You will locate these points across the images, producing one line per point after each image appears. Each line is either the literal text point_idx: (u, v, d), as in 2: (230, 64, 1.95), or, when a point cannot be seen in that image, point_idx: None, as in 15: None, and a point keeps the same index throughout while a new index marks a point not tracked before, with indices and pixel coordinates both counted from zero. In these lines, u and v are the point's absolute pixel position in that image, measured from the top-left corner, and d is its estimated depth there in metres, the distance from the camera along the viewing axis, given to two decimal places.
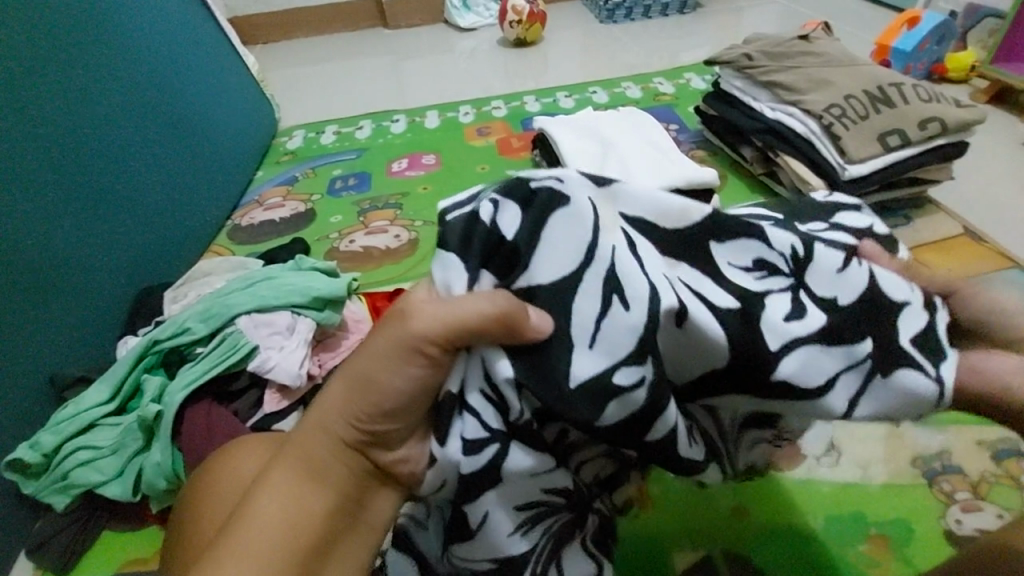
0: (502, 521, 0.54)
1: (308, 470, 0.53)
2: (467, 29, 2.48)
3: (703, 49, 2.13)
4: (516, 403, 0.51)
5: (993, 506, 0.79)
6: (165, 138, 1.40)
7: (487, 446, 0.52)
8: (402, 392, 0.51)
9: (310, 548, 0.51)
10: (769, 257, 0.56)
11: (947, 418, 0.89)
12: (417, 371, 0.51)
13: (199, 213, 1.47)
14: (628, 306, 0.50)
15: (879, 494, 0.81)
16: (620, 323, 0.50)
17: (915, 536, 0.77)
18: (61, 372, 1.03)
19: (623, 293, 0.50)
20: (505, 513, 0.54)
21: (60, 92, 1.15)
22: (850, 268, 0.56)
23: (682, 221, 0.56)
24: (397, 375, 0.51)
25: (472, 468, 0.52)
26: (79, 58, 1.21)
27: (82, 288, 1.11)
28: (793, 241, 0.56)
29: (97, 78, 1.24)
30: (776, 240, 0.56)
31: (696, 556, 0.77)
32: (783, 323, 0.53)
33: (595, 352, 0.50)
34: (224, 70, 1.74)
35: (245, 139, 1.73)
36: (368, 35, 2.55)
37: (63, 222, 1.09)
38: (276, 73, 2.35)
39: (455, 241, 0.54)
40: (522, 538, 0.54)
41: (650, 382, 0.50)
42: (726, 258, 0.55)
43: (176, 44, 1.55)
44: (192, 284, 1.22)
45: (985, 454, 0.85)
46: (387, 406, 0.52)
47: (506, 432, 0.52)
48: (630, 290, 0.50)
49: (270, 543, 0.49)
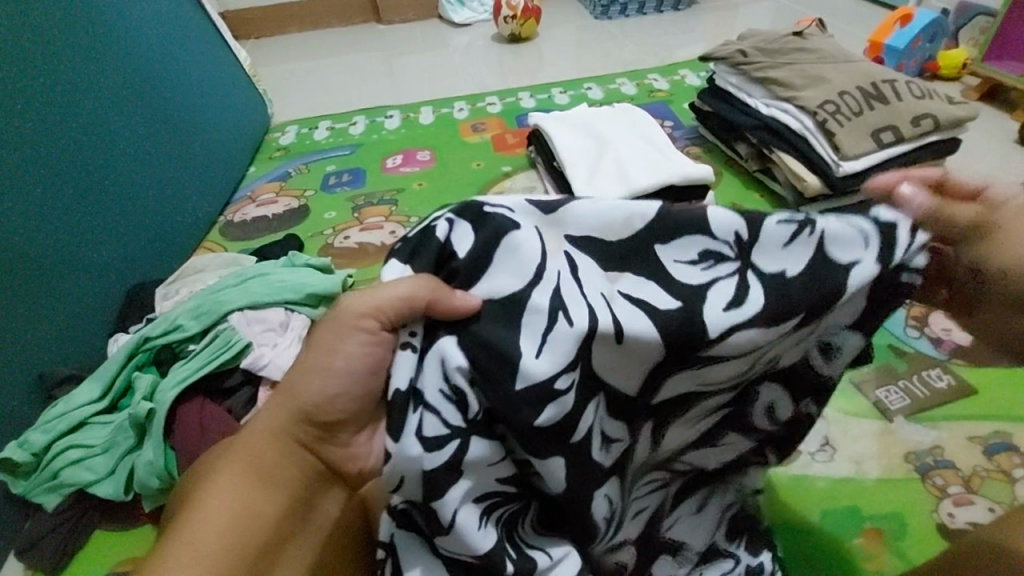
0: (472, 516, 0.54)
1: (252, 468, 0.58)
2: (462, 24, 2.46)
3: (698, 46, 2.13)
4: (473, 401, 0.52)
5: (985, 499, 0.80)
6: (156, 134, 1.39)
7: (447, 442, 0.52)
8: (336, 378, 0.56)
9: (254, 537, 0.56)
10: (713, 247, 0.56)
11: (940, 413, 0.90)
12: (352, 354, 0.55)
13: (192, 210, 1.46)
14: (572, 324, 0.51)
15: (873, 489, 0.82)
16: (563, 337, 0.51)
17: (909, 530, 0.77)
18: (51, 371, 1.01)
19: (568, 312, 0.52)
20: (472, 507, 0.54)
21: (48, 87, 1.13)
22: (798, 242, 0.56)
23: (627, 229, 0.56)
24: (334, 362, 0.56)
25: (435, 464, 0.51)
26: (68, 53, 1.19)
27: (72, 285, 1.10)
28: (736, 228, 0.56)
29: (86, 73, 1.23)
30: (718, 230, 0.56)
31: None
32: (723, 314, 0.54)
33: (542, 360, 0.51)
34: (216, 65, 1.72)
35: (238, 135, 1.72)
36: (361, 30, 2.54)
37: (52, 219, 1.08)
38: (268, 69, 2.33)
39: (407, 252, 0.56)
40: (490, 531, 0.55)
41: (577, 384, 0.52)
42: (672, 256, 0.56)
43: (166, 38, 1.53)
44: (184, 281, 1.21)
45: (977, 448, 0.85)
46: (325, 394, 0.57)
47: (466, 429, 0.52)
48: (573, 311, 0.52)
49: (214, 535, 0.55)
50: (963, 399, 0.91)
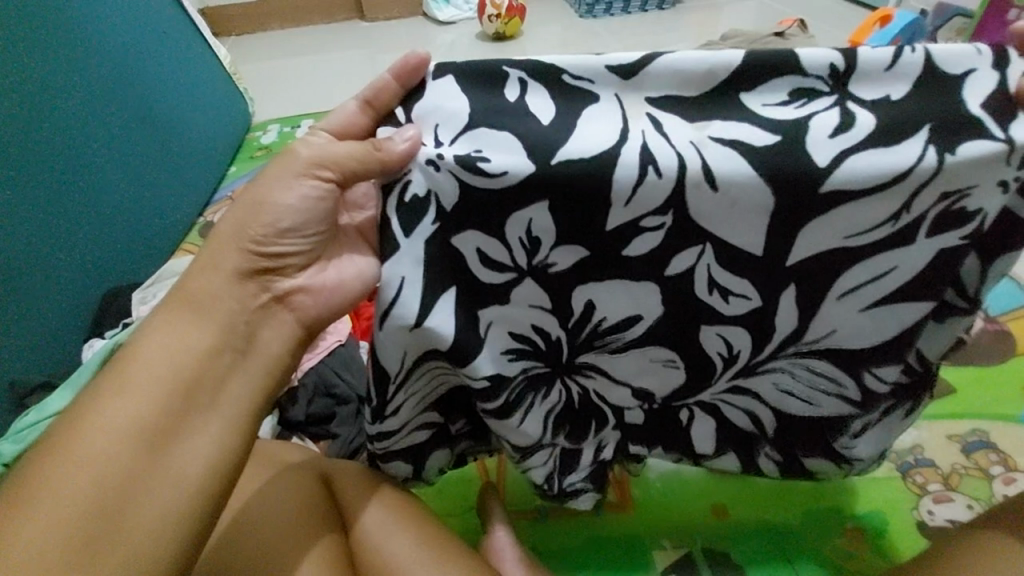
0: (496, 342, 0.61)
1: (195, 306, 0.53)
2: (446, 22, 2.44)
3: (683, 46, 2.13)
4: (519, 234, 0.55)
5: (964, 496, 0.81)
6: (132, 133, 1.36)
7: (505, 272, 0.58)
8: (294, 206, 0.55)
9: (193, 382, 0.50)
10: (807, 85, 0.52)
11: (919, 412, 0.91)
12: (308, 187, 0.56)
13: (169, 211, 1.43)
14: (661, 175, 0.52)
15: (855, 487, 0.82)
16: (654, 189, 0.52)
17: (889, 527, 0.78)
18: (20, 379, 0.98)
19: (658, 165, 0.52)
20: (500, 334, 0.61)
21: (19, 84, 1.09)
22: (900, 59, 0.51)
23: (705, 83, 0.52)
24: (288, 192, 0.55)
25: (490, 278, 0.58)
26: (38, 48, 1.15)
27: (45, 291, 1.07)
28: (831, 59, 0.51)
29: (58, 70, 1.19)
30: (812, 64, 0.52)
31: (677, 554, 0.78)
32: (829, 138, 0.51)
33: (628, 207, 0.53)
34: (193, 61, 1.68)
35: (216, 133, 1.69)
36: (344, 28, 2.50)
37: (24, 222, 1.05)
38: (248, 66, 2.29)
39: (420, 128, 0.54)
40: (508, 361, 0.63)
41: (668, 228, 0.55)
42: (760, 102, 0.52)
43: (142, 34, 1.49)
44: (161, 285, 1.19)
45: (955, 446, 0.86)
46: (283, 224, 0.56)
47: (524, 270, 0.58)
48: (663, 161, 0.51)
49: (161, 372, 0.49)
50: (942, 397, 0.93)
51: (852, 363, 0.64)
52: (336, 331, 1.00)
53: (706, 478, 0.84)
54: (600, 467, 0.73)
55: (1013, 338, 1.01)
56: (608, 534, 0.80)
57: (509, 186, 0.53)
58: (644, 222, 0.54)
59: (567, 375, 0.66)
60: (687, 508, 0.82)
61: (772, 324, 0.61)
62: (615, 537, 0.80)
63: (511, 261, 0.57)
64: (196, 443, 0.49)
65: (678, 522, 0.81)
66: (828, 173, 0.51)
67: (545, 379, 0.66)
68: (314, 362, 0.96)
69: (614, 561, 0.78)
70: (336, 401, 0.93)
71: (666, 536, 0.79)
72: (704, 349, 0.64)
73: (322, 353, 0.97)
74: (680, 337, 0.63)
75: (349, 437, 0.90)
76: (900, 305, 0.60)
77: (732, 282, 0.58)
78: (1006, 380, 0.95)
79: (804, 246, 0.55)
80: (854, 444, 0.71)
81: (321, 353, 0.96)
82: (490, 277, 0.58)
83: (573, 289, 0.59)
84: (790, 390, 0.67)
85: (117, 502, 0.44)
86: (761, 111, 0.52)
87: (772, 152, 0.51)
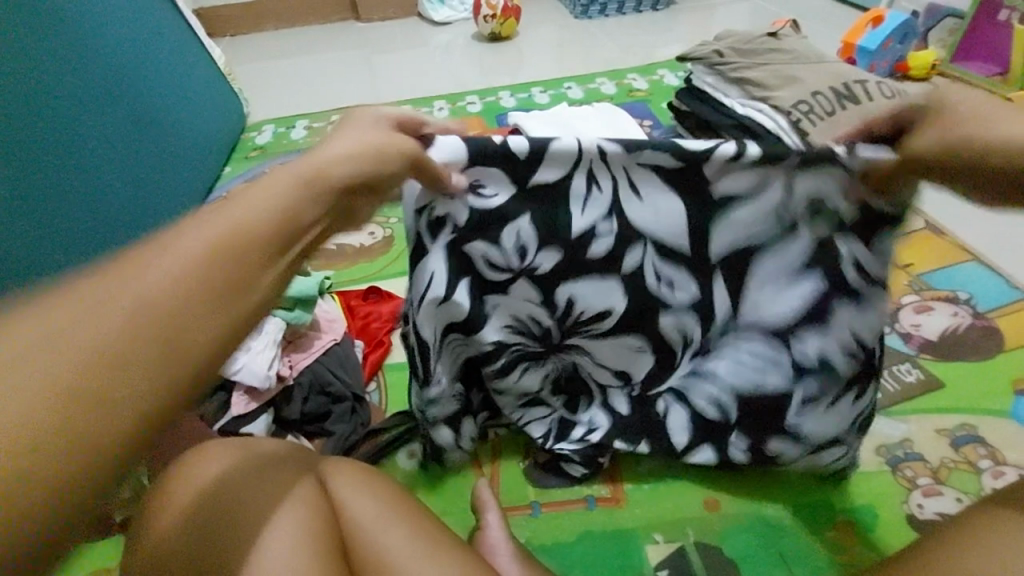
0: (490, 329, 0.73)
1: (261, 201, 0.42)
2: (441, 23, 2.45)
3: (677, 46, 2.14)
4: (507, 240, 0.68)
5: (952, 490, 0.82)
6: (129, 130, 1.36)
7: (501, 272, 0.69)
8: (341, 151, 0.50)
9: (242, 274, 0.38)
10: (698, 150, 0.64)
11: (909, 407, 0.92)
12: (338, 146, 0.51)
13: (171, 206, 1.43)
14: (602, 192, 0.67)
15: (846, 481, 0.83)
16: (597, 202, 0.67)
17: (880, 521, 0.79)
18: None
19: (598, 185, 0.66)
20: (498, 322, 0.73)
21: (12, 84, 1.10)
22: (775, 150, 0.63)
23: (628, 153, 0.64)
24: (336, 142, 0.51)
25: (492, 275, 0.69)
26: (25, 46, 1.16)
27: None
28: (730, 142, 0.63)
29: (50, 68, 1.20)
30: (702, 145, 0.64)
31: (671, 548, 0.78)
32: (719, 178, 0.64)
33: (584, 214, 0.67)
34: (187, 59, 1.68)
35: (213, 131, 1.69)
36: (340, 28, 2.50)
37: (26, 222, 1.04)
38: (243, 67, 2.29)
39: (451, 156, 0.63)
40: (501, 333, 0.73)
41: (612, 234, 0.68)
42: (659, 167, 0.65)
43: (135, 33, 1.50)
44: None
45: (943, 441, 0.88)
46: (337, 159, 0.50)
47: (514, 272, 0.70)
48: (599, 182, 0.66)
49: (208, 250, 0.37)
50: (931, 392, 0.94)
51: (789, 338, 0.72)
52: (332, 329, 1.00)
53: (698, 472, 0.85)
54: (591, 446, 0.82)
55: (1001, 334, 1.02)
56: (601, 528, 0.81)
57: (496, 209, 0.66)
58: (597, 227, 0.68)
59: (560, 353, 0.78)
60: (681, 502, 0.83)
61: (712, 310, 0.72)
62: (607, 528, 0.81)
63: (507, 266, 0.69)
64: (211, 348, 0.36)
65: (670, 517, 0.81)
66: (715, 181, 0.65)
67: (542, 355, 0.77)
68: (309, 361, 0.95)
69: (606, 553, 0.78)
70: (332, 400, 0.94)
71: (659, 530, 0.80)
72: (663, 333, 0.74)
73: (319, 351, 0.96)
74: (640, 325, 0.73)
75: (344, 435, 0.91)
76: (831, 301, 0.69)
77: (667, 276, 0.70)
78: (994, 374, 0.96)
79: (720, 239, 0.68)
80: (799, 420, 0.76)
81: (318, 351, 0.95)
82: (495, 276, 0.70)
83: (558, 285, 0.71)
84: (739, 364, 0.76)
85: (85, 389, 0.31)
86: (663, 162, 0.64)
87: (699, 158, 0.64)
